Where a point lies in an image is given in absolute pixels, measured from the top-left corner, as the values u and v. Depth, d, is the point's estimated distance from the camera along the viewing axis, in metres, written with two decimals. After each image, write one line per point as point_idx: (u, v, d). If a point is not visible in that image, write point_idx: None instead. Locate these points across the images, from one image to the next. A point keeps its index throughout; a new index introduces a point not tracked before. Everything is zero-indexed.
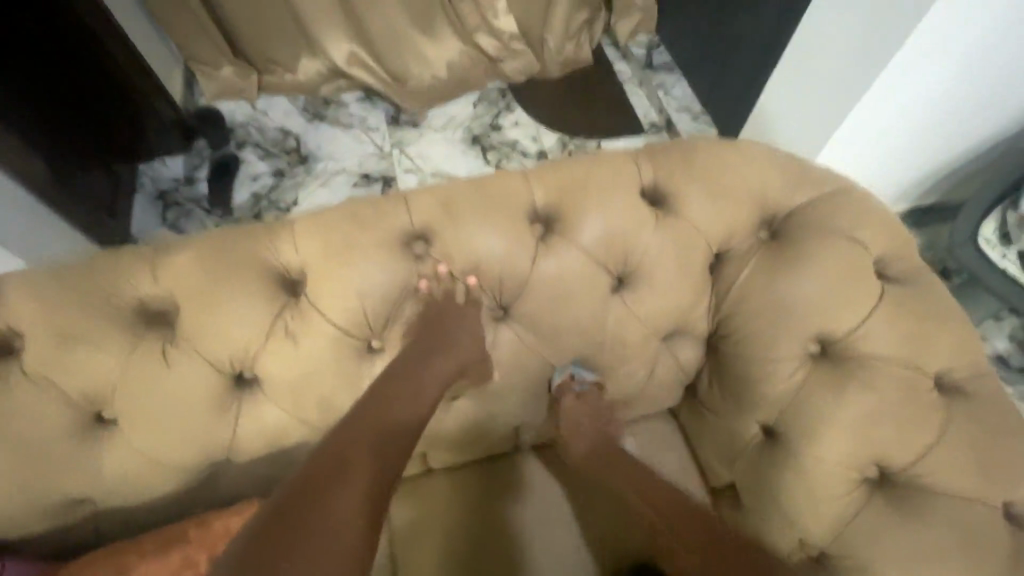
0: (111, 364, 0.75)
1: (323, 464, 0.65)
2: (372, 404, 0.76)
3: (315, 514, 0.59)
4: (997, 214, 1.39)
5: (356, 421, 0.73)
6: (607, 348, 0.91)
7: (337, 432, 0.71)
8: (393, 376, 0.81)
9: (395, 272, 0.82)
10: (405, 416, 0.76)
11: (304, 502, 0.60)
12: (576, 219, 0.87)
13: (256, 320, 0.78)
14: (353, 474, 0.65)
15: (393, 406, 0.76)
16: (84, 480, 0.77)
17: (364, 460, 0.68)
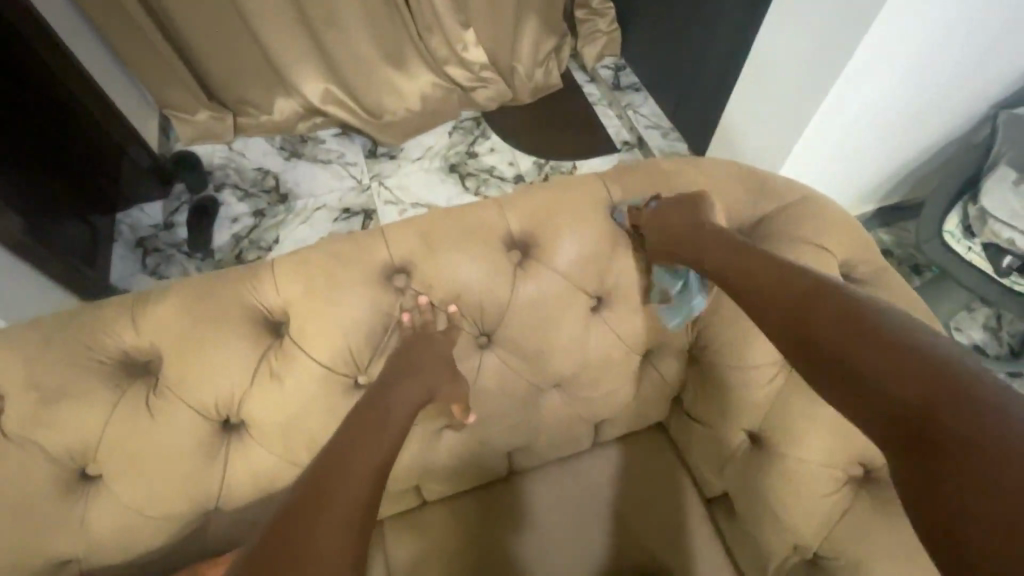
0: (94, 418, 0.75)
1: (274, 536, 0.59)
2: (336, 445, 0.69)
3: (292, 558, 0.57)
4: (959, 208, 1.43)
5: (315, 470, 0.66)
6: (591, 367, 0.92)
7: (296, 487, 0.65)
8: (362, 410, 0.75)
9: (378, 305, 0.83)
10: (369, 458, 0.68)
11: (282, 548, 0.58)
12: (551, 242, 0.89)
13: (241, 364, 0.78)
14: (309, 545, 0.59)
15: (359, 446, 0.69)
16: (70, 538, 0.75)
17: (319, 523, 0.61)
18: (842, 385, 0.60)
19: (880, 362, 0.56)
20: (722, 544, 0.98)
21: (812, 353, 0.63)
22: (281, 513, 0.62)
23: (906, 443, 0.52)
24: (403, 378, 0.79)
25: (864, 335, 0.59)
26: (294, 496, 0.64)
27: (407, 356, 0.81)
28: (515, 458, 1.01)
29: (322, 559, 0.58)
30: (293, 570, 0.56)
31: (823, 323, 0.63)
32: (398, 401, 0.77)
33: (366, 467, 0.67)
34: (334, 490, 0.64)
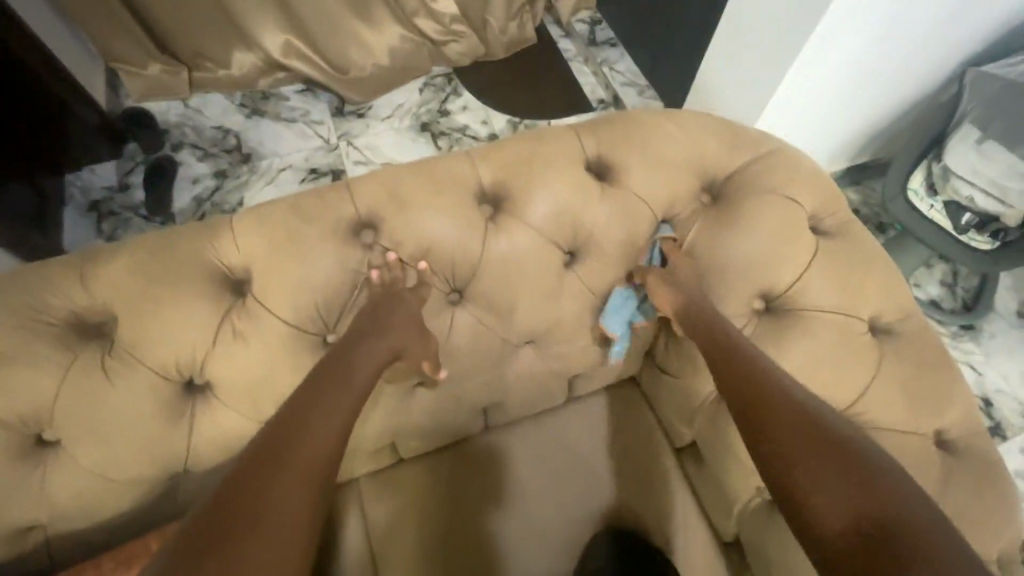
0: (45, 383, 0.71)
1: (227, 494, 0.58)
2: (297, 407, 0.69)
3: (249, 526, 0.56)
4: (923, 166, 1.46)
5: (273, 431, 0.66)
6: (565, 322, 0.92)
7: (251, 448, 0.64)
8: (323, 372, 0.74)
9: (345, 262, 0.80)
10: (329, 422, 0.69)
11: (229, 522, 0.56)
12: (524, 198, 0.87)
13: (202, 324, 0.75)
14: (267, 505, 0.59)
15: (320, 408, 0.69)
16: (30, 505, 0.73)
17: (277, 483, 0.61)
18: (829, 492, 0.62)
19: (829, 484, 0.62)
20: (689, 490, 1.01)
21: (794, 452, 0.66)
22: (236, 472, 0.61)
23: (828, 484, 0.62)
24: (374, 339, 0.78)
25: (822, 448, 0.65)
26: (250, 456, 0.63)
27: (376, 315, 0.79)
28: (489, 414, 1.02)
29: (280, 520, 0.58)
30: (251, 528, 0.56)
31: (804, 437, 0.67)
32: (368, 361, 0.77)
33: (327, 430, 0.68)
34: (294, 452, 0.64)
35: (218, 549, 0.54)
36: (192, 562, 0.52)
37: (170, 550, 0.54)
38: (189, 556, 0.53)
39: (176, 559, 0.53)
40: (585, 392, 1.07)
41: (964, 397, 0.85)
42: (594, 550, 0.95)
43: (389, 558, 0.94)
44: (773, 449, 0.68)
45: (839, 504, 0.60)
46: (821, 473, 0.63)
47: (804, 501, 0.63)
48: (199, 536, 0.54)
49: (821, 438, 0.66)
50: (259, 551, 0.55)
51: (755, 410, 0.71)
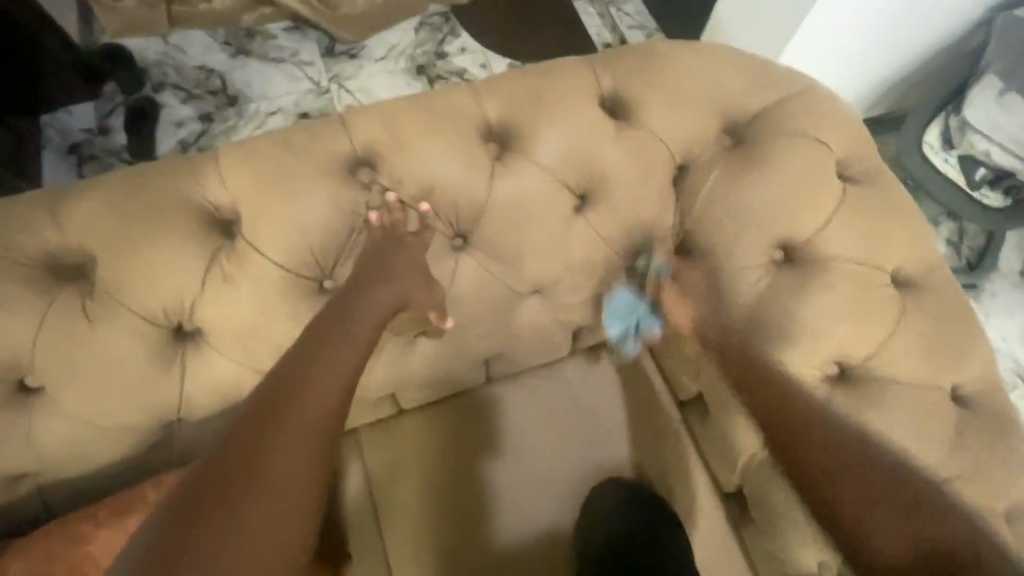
0: (21, 326, 0.66)
1: (226, 451, 0.58)
2: (296, 359, 0.65)
3: (248, 483, 0.55)
4: (941, 119, 1.36)
5: (273, 384, 0.63)
6: (574, 271, 0.87)
7: (253, 402, 0.63)
8: (323, 322, 0.70)
9: (341, 201, 0.74)
10: (329, 374, 0.65)
11: (230, 478, 0.55)
12: (533, 136, 0.81)
13: (188, 266, 0.70)
14: (265, 461, 0.57)
15: (320, 359, 0.65)
16: (20, 452, 0.71)
17: (274, 438, 0.59)
18: (889, 524, 0.73)
19: (886, 507, 0.73)
20: (692, 444, 0.99)
21: (852, 480, 0.75)
22: (235, 428, 0.60)
23: (883, 522, 0.73)
24: (372, 288, 0.72)
25: (869, 481, 0.75)
26: (250, 411, 0.62)
27: (371, 259, 0.74)
28: (493, 365, 0.99)
29: (277, 476, 0.57)
30: (247, 485, 0.55)
31: (853, 472, 0.76)
32: (369, 311, 0.71)
33: (328, 382, 0.64)
34: (292, 407, 0.61)
35: (215, 506, 0.54)
36: (189, 518, 0.53)
37: (172, 506, 0.54)
38: (188, 512, 0.53)
39: (176, 514, 0.53)
40: (589, 345, 1.04)
41: (984, 352, 0.83)
42: (599, 497, 0.96)
43: (391, 506, 0.94)
44: (832, 489, 0.76)
45: (894, 533, 0.72)
46: (867, 490, 0.74)
47: (857, 529, 0.74)
48: (198, 492, 0.55)
49: (878, 474, 0.75)
50: (256, 507, 0.55)
51: (790, 446, 0.80)
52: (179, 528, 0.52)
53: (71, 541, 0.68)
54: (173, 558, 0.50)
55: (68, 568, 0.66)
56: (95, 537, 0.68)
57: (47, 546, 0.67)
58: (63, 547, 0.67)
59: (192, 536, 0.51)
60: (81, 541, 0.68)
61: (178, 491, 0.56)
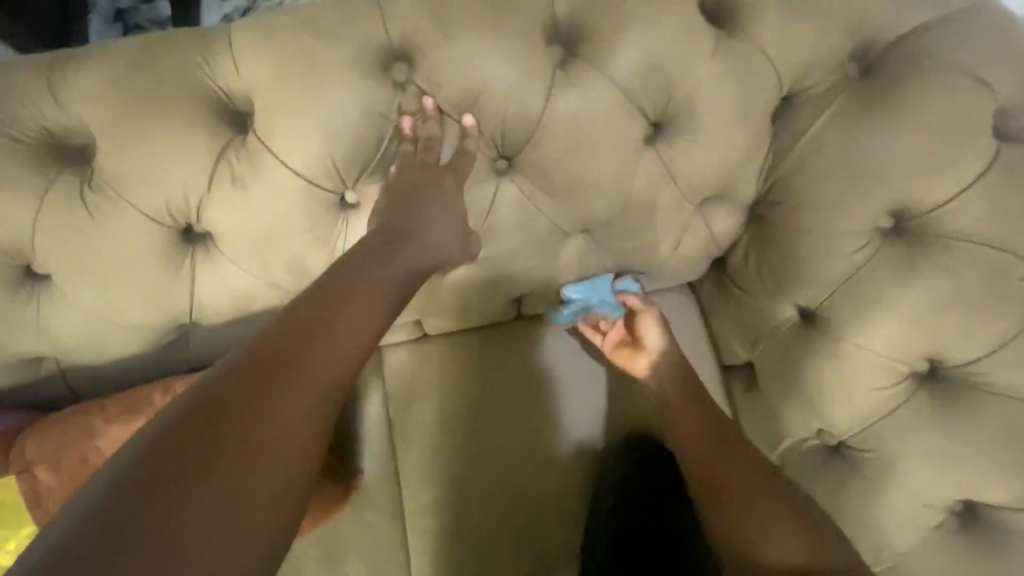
0: (20, 208, 0.61)
1: (223, 397, 0.46)
2: (317, 305, 0.54)
3: (245, 450, 0.44)
4: None
5: (285, 326, 0.52)
6: (631, 213, 0.76)
7: (258, 340, 0.51)
8: (352, 266, 0.59)
9: (370, 102, 0.63)
10: (354, 328, 0.55)
11: (220, 439, 0.44)
12: (609, 39, 0.65)
13: (192, 160, 0.62)
14: (270, 426, 0.46)
15: (344, 314, 0.55)
16: (32, 337, 0.69)
17: (286, 392, 0.48)
18: (771, 535, 0.67)
19: (767, 522, 0.68)
20: (730, 413, 0.92)
21: (739, 499, 0.70)
22: (236, 368, 0.48)
23: (769, 528, 0.67)
24: (407, 228, 0.64)
25: (764, 489, 0.70)
26: (256, 353, 0.49)
27: (408, 182, 0.65)
28: (524, 304, 0.91)
29: (287, 440, 0.46)
30: (253, 445, 0.44)
31: (753, 477, 0.71)
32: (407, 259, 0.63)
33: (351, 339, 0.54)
34: (312, 358, 0.51)
35: (211, 467, 0.42)
36: (176, 472, 0.41)
37: (149, 452, 0.42)
38: (167, 474, 0.41)
39: (155, 465, 0.41)
40: None
41: None
42: (604, 463, 0.90)
43: (403, 432, 0.91)
44: (738, 523, 0.69)
45: (784, 547, 0.66)
46: (762, 519, 0.68)
47: (754, 543, 0.67)
48: (188, 442, 0.43)
49: (762, 479, 0.71)
50: (259, 473, 0.44)
51: (711, 462, 0.73)
52: (160, 484, 0.40)
53: (81, 433, 0.67)
54: (153, 521, 0.39)
55: (79, 458, 0.67)
56: (104, 433, 0.67)
57: (57, 434, 0.67)
58: (73, 438, 0.67)
59: (180, 498, 0.40)
60: (90, 435, 0.67)
61: (156, 435, 0.43)
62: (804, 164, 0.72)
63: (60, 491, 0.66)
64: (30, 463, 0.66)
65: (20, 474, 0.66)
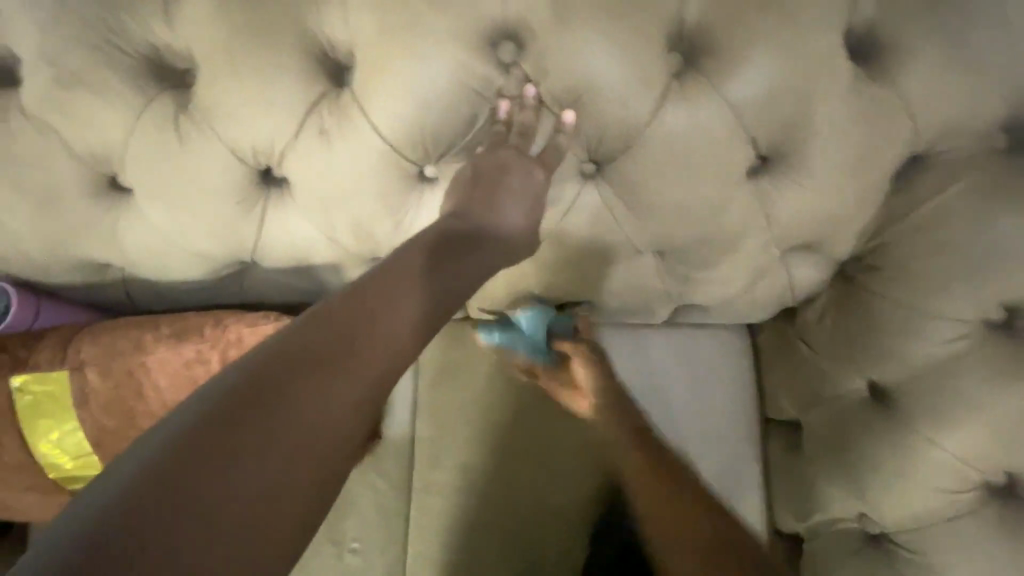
0: (115, 121, 0.62)
1: (266, 382, 0.46)
2: (373, 294, 0.55)
3: (286, 430, 0.44)
4: None
5: (332, 315, 0.52)
6: (711, 243, 0.71)
7: (304, 328, 0.51)
8: (405, 262, 0.59)
9: (472, 79, 0.60)
10: (403, 332, 0.55)
11: (265, 416, 0.44)
12: (736, 55, 0.59)
13: (284, 106, 0.61)
14: (313, 410, 0.46)
15: (399, 309, 0.56)
16: (104, 245, 0.71)
17: (324, 385, 0.48)
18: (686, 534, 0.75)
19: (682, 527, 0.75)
20: (761, 470, 0.88)
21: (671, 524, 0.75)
22: (282, 354, 0.48)
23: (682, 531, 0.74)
24: (478, 222, 0.65)
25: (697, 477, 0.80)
26: (305, 342, 0.49)
27: (489, 164, 0.65)
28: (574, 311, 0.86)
29: (331, 426, 0.47)
30: (288, 437, 0.44)
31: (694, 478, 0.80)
32: (465, 263, 0.63)
33: (395, 339, 0.54)
34: (357, 357, 0.51)
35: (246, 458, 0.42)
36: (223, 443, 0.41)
37: (185, 429, 0.41)
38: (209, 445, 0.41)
39: (191, 448, 0.40)
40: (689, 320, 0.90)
41: None
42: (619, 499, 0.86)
43: (430, 412, 0.90)
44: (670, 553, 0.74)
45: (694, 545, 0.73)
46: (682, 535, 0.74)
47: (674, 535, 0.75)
48: (224, 424, 0.42)
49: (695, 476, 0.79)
50: (289, 466, 0.43)
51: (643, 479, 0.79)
52: (203, 451, 0.40)
53: (133, 345, 0.69)
54: (193, 491, 0.39)
55: (124, 369, 0.68)
56: (153, 350, 0.68)
57: (113, 341, 0.69)
58: (126, 349, 0.69)
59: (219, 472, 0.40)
60: (140, 349, 0.69)
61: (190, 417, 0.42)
62: (921, 234, 0.65)
63: (103, 395, 0.69)
64: (82, 361, 0.69)
65: (72, 370, 0.69)
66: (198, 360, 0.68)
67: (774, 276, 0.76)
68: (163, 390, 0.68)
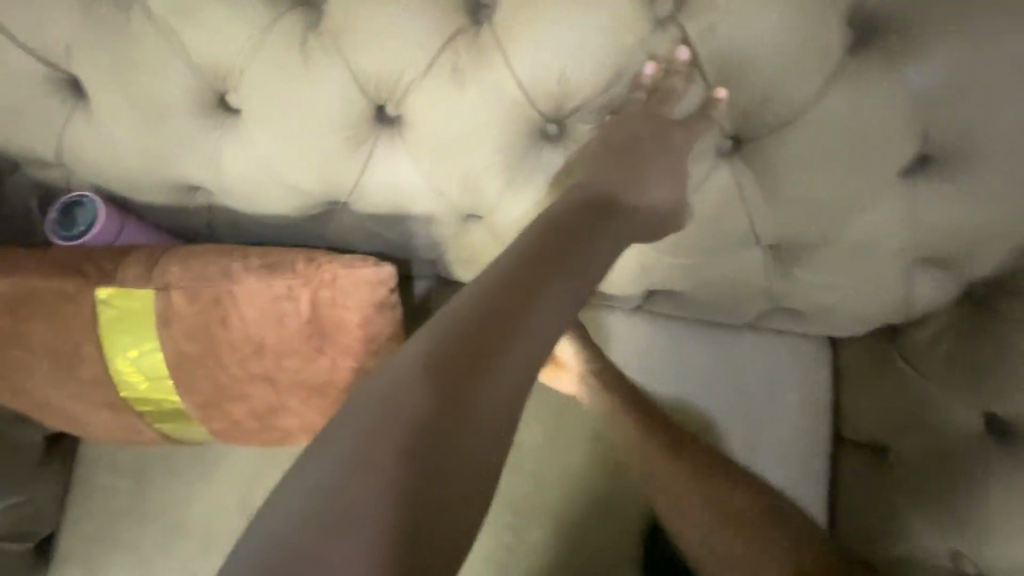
0: (241, 36, 0.59)
1: (417, 391, 0.43)
2: (512, 278, 0.49)
3: (445, 434, 0.42)
4: None
5: (470, 310, 0.47)
6: (837, 245, 0.66)
7: (443, 325, 0.46)
8: (545, 244, 0.53)
9: (626, 31, 0.55)
10: (548, 316, 0.49)
11: (422, 424, 0.41)
12: (921, 37, 0.54)
13: (420, 39, 0.57)
14: (468, 410, 0.43)
15: (542, 292, 0.50)
16: (201, 166, 0.68)
17: (474, 385, 0.44)
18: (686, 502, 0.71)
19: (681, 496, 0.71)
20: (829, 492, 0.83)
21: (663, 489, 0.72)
22: (426, 357, 0.44)
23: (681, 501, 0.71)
24: (612, 189, 0.58)
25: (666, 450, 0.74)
26: (447, 340, 0.45)
27: (627, 139, 0.59)
28: (651, 300, 0.84)
29: (486, 422, 0.43)
30: (449, 441, 0.41)
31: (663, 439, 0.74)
32: (608, 238, 0.56)
33: (544, 330, 0.48)
34: (506, 350, 0.46)
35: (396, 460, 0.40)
36: (382, 458, 0.40)
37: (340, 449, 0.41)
38: (372, 462, 0.40)
39: (340, 467, 0.40)
40: (773, 325, 0.83)
41: None
42: None
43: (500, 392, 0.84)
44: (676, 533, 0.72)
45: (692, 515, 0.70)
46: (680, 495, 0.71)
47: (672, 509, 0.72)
48: (380, 443, 0.41)
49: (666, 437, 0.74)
50: (453, 475, 0.41)
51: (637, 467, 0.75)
52: (363, 469, 0.40)
53: (221, 273, 0.66)
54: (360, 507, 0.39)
55: (212, 296, 0.66)
56: (240, 280, 0.66)
57: (201, 267, 0.67)
58: (214, 276, 0.66)
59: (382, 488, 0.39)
60: (228, 278, 0.66)
61: (343, 436, 0.42)
62: None
63: (186, 319, 0.67)
64: (168, 284, 0.67)
65: (158, 291, 0.67)
66: (286, 297, 0.65)
67: (898, 289, 0.70)
68: (249, 323, 0.66)
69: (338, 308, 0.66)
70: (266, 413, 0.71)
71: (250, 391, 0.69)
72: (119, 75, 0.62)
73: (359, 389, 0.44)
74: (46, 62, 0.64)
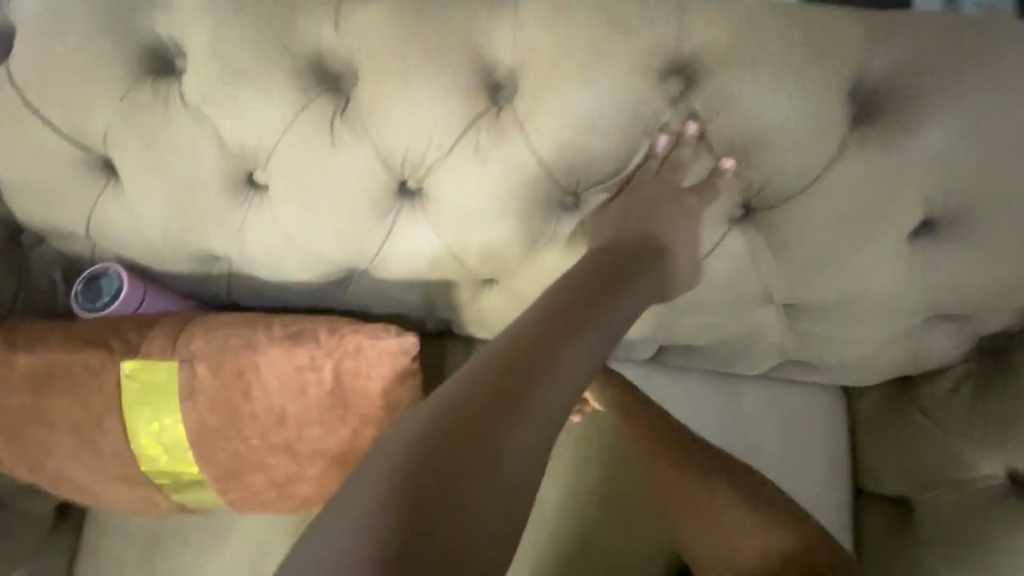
0: (271, 120, 0.62)
1: (445, 442, 0.42)
2: (535, 337, 0.50)
3: (471, 486, 0.41)
4: None
5: (496, 365, 0.47)
6: (850, 303, 0.67)
7: (470, 379, 0.47)
8: (563, 302, 0.54)
9: (640, 111, 0.58)
10: (570, 374, 0.49)
11: (449, 475, 0.41)
12: (919, 113, 0.57)
13: (443, 120, 0.60)
14: (494, 464, 0.42)
15: (563, 350, 0.50)
16: (226, 237, 0.70)
17: (501, 439, 0.43)
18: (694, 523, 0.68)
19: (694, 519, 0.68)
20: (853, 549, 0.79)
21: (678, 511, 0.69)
22: (453, 409, 0.44)
23: (695, 526, 0.68)
24: (626, 252, 0.60)
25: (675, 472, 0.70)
26: (474, 392, 0.45)
27: (638, 207, 0.61)
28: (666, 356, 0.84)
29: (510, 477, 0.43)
30: (475, 495, 0.41)
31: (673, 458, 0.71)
32: (626, 298, 0.57)
33: (565, 387, 0.48)
34: (531, 405, 0.46)
35: (435, 508, 0.39)
36: (409, 506, 0.39)
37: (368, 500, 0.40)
38: (398, 510, 0.39)
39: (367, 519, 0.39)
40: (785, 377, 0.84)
41: None
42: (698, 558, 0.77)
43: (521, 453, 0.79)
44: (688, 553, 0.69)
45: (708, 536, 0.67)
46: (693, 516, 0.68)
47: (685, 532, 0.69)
48: (407, 493, 0.40)
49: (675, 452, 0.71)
50: (478, 528, 0.40)
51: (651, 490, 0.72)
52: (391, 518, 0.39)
53: (245, 344, 0.67)
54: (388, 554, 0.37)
55: (236, 367, 0.67)
56: (264, 350, 0.67)
57: (225, 338, 0.68)
58: (237, 347, 0.67)
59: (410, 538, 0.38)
60: (252, 349, 0.67)
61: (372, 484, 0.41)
62: None
63: (209, 391, 0.67)
64: (193, 355, 0.67)
65: (181, 363, 0.67)
66: (310, 367, 0.66)
67: (910, 345, 0.72)
68: (271, 393, 0.67)
69: (361, 378, 0.66)
70: (284, 483, 0.70)
71: (271, 461, 0.69)
72: (152, 156, 0.65)
73: (387, 439, 0.44)
74: (82, 146, 0.66)
